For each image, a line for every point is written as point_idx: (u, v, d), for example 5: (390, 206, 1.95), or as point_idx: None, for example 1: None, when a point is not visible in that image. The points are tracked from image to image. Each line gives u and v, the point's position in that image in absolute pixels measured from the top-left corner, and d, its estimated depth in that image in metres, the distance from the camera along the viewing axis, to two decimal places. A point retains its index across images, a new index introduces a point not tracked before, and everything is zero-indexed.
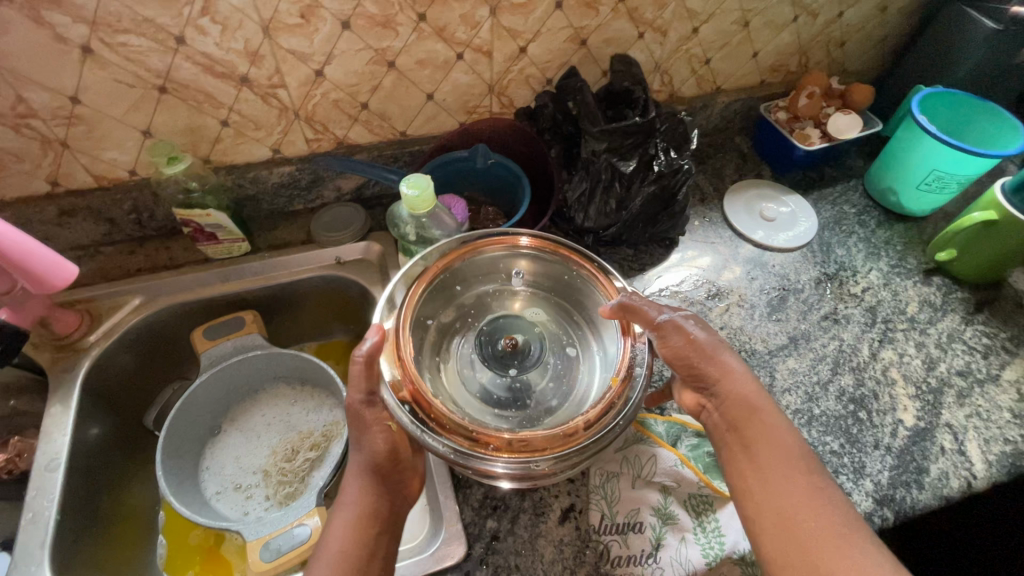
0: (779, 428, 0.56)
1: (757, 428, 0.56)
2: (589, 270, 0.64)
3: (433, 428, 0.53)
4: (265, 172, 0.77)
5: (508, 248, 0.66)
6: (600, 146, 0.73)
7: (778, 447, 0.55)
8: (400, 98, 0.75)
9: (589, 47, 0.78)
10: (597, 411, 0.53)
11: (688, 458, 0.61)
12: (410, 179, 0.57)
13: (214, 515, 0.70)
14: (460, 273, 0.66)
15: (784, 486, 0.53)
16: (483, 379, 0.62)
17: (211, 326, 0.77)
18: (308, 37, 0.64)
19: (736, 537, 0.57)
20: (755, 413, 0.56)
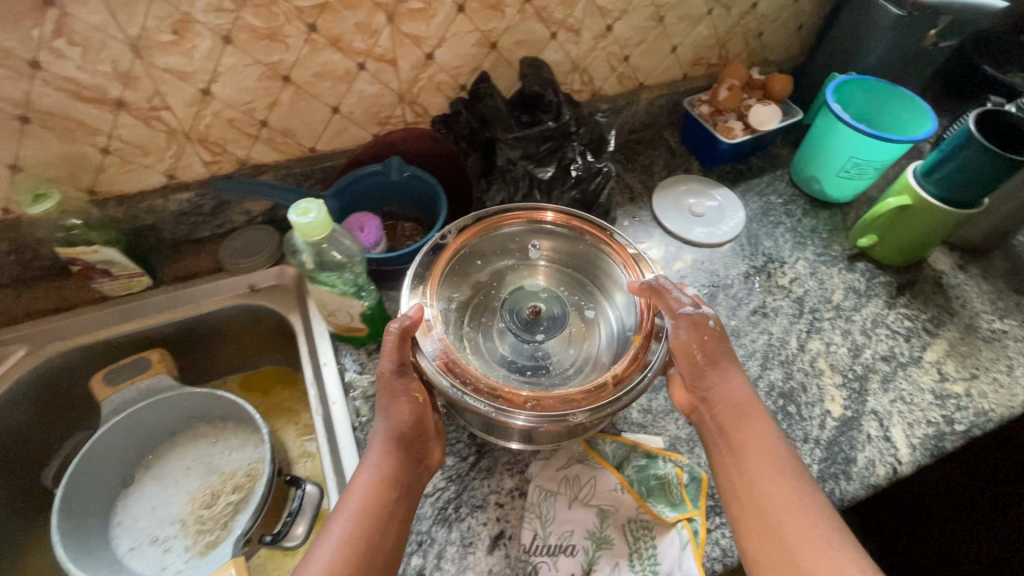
0: (765, 430, 0.55)
1: (749, 434, 0.55)
2: (603, 239, 0.65)
3: (469, 389, 0.53)
4: (161, 200, 0.71)
5: (529, 222, 0.66)
6: (516, 153, 0.71)
7: (763, 449, 0.54)
8: (303, 113, 0.71)
9: (500, 50, 0.75)
10: (625, 367, 0.55)
11: (631, 482, 0.58)
12: (299, 204, 0.53)
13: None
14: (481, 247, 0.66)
15: (770, 488, 0.52)
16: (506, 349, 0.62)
17: (111, 370, 0.72)
18: (185, 54, 0.59)
19: (672, 566, 0.54)
20: (744, 415, 0.56)
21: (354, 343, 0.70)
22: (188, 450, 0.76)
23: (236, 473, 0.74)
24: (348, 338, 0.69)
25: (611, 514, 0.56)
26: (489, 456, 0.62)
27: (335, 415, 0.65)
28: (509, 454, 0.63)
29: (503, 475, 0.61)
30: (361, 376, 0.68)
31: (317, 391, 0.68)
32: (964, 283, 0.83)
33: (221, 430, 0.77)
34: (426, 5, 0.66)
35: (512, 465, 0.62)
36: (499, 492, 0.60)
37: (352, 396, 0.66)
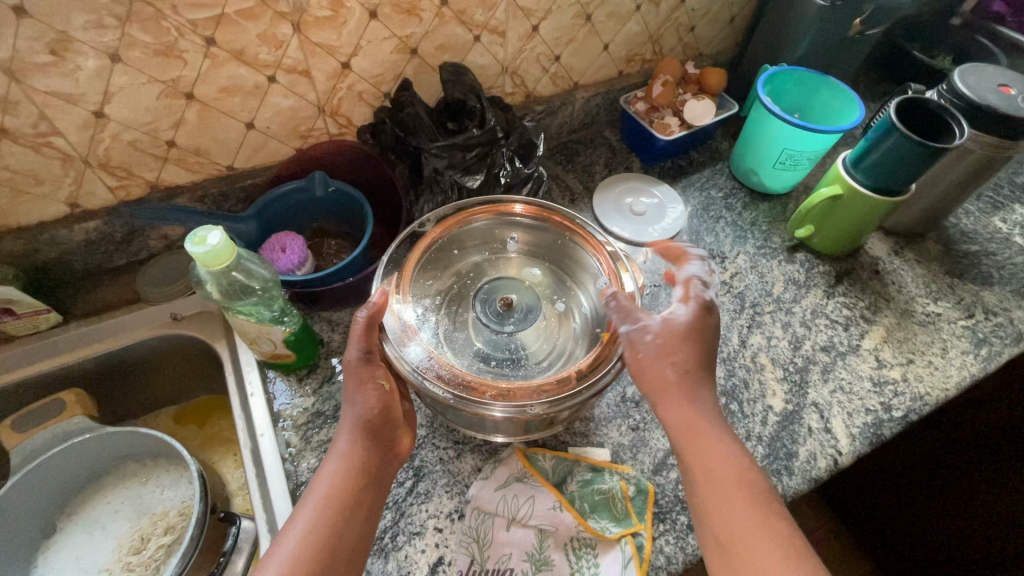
0: (721, 448, 0.49)
1: (704, 451, 0.49)
2: (579, 233, 0.63)
3: (433, 377, 0.52)
4: (65, 231, 0.66)
5: (500, 215, 0.64)
6: (441, 163, 0.68)
7: (723, 472, 0.48)
8: (213, 130, 0.67)
9: (422, 55, 0.73)
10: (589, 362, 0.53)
11: (572, 500, 0.57)
12: (197, 231, 0.50)
13: None
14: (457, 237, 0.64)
15: (725, 514, 0.47)
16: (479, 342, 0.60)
17: (22, 414, 0.66)
18: (69, 75, 0.55)
19: None
20: (697, 436, 0.50)
21: (282, 370, 0.66)
22: (116, 493, 0.71)
23: (168, 513, 0.70)
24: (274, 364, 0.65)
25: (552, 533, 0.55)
26: (427, 479, 0.60)
27: (264, 447, 0.61)
28: (447, 475, 0.61)
29: (442, 497, 0.59)
30: (291, 403, 0.65)
31: (246, 422, 0.65)
32: (899, 268, 0.84)
33: (152, 468, 0.73)
34: (334, 12, 0.63)
35: (450, 487, 0.60)
36: (437, 516, 0.58)
37: (282, 426, 0.63)
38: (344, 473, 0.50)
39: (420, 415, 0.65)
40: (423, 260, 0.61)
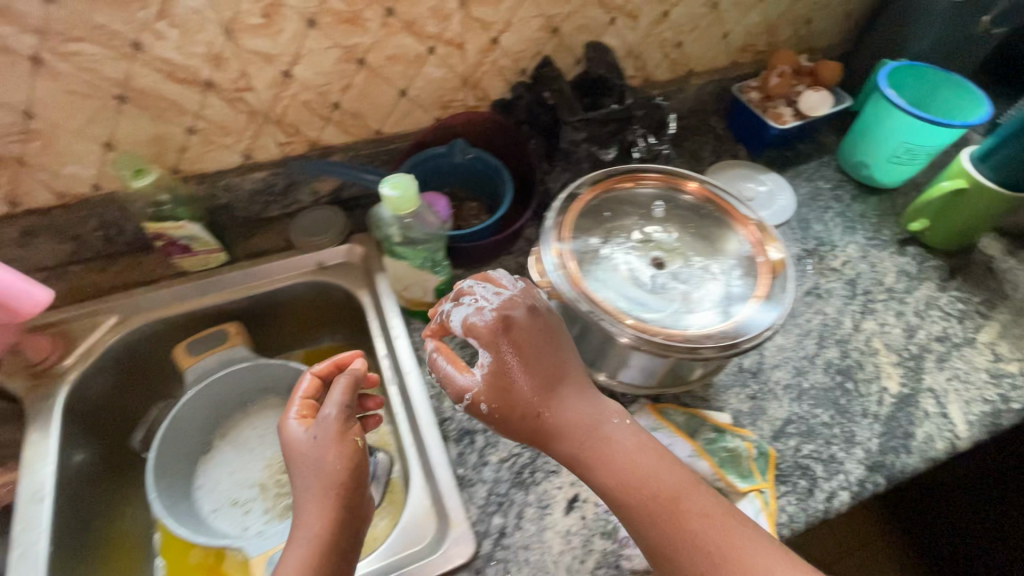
0: (614, 443, 0.50)
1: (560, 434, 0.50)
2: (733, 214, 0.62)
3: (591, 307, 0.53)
4: (237, 179, 0.74)
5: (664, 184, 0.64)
6: (580, 135, 0.72)
7: (638, 469, 0.49)
8: (373, 96, 0.74)
9: (562, 35, 0.77)
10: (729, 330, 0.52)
11: (704, 450, 0.60)
12: (392, 177, 0.56)
13: (213, 533, 0.68)
14: (610, 202, 0.61)
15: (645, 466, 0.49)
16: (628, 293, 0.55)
17: (194, 341, 0.75)
18: (272, 37, 0.62)
19: None
20: (589, 435, 0.50)
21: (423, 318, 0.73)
22: (259, 420, 0.78)
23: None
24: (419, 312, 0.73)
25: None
26: None
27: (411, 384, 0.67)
28: None
29: None
30: None
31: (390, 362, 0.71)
32: (1015, 268, 0.84)
33: (291, 401, 0.80)
34: None
35: None
36: None
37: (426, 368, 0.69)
38: (331, 508, 0.48)
39: None
40: (578, 216, 0.59)
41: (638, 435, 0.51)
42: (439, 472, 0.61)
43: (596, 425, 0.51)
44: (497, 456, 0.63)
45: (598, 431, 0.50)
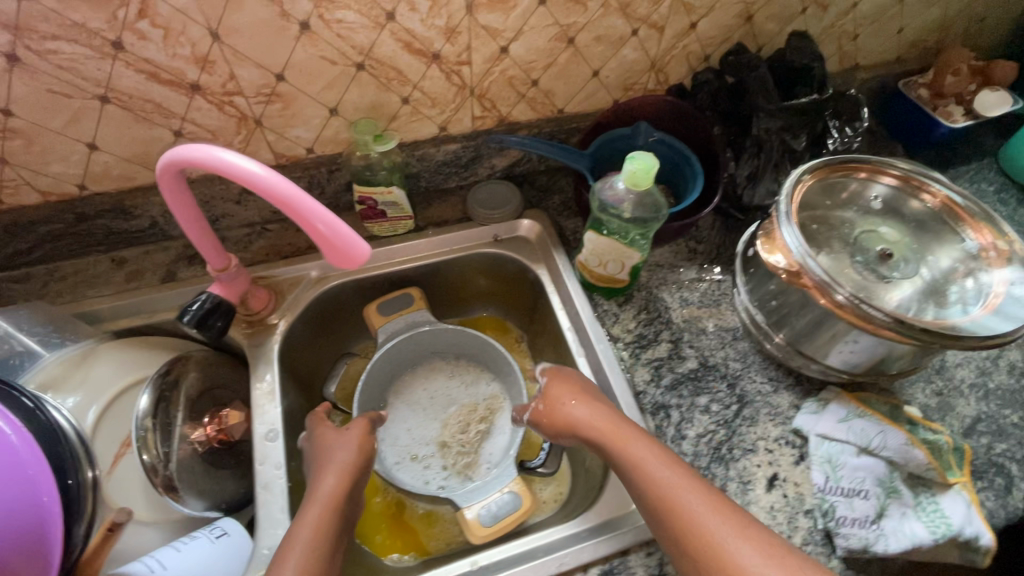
0: (635, 451, 0.56)
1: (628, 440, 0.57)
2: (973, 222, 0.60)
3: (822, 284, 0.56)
4: (431, 149, 0.77)
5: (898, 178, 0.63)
6: (774, 124, 0.73)
7: (648, 472, 0.54)
8: (569, 75, 0.75)
9: (754, 22, 0.77)
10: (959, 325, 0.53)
11: (916, 439, 0.60)
12: (635, 154, 0.57)
13: (401, 483, 0.73)
14: (836, 189, 0.63)
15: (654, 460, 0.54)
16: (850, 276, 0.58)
17: (384, 303, 0.79)
18: (505, 12, 0.64)
19: (962, 521, 0.56)
20: (609, 444, 0.58)
21: (604, 294, 0.75)
22: (431, 382, 0.82)
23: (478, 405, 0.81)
24: (602, 288, 0.74)
25: (899, 466, 0.59)
26: (750, 406, 0.67)
27: (602, 356, 0.71)
28: (769, 406, 0.67)
29: (767, 424, 0.66)
30: (617, 325, 0.73)
31: (574, 334, 0.74)
32: None
33: (458, 365, 0.84)
34: None
35: (773, 416, 0.66)
36: (766, 439, 0.64)
37: (615, 343, 0.72)
38: (324, 505, 0.54)
39: (734, 351, 0.72)
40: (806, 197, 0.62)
41: (654, 448, 0.56)
42: None
43: (622, 432, 0.58)
44: (693, 431, 0.65)
45: (618, 440, 0.57)
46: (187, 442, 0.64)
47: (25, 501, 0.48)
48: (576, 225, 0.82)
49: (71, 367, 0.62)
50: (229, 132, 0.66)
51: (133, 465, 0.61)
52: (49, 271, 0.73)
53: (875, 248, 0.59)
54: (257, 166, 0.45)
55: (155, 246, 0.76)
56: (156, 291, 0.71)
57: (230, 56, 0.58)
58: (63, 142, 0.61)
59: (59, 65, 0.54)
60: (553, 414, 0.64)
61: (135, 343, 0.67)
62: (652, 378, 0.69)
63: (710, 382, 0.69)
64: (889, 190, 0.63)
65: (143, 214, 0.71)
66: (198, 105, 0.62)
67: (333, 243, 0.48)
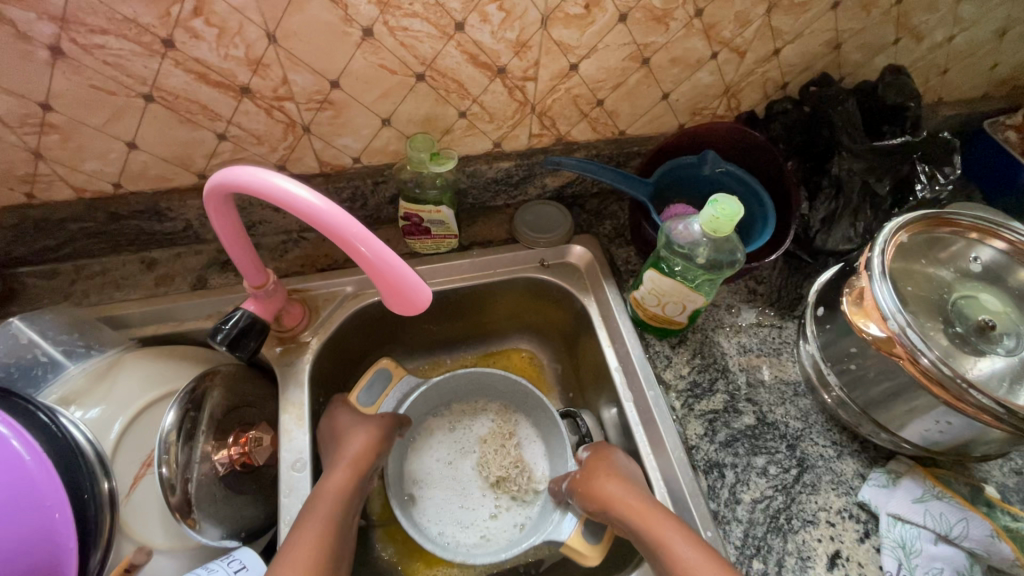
0: (667, 539, 0.53)
1: (651, 522, 0.55)
2: None
3: (911, 357, 0.51)
4: (483, 166, 0.73)
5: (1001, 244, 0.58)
6: (857, 165, 0.68)
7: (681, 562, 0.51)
8: (637, 97, 0.69)
9: (842, 52, 0.71)
10: None
11: (1002, 529, 0.55)
12: (718, 198, 0.53)
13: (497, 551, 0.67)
14: (928, 249, 0.59)
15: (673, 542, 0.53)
16: (940, 341, 0.54)
17: (362, 390, 0.68)
18: (581, 28, 0.59)
19: None
20: (644, 525, 0.55)
21: (657, 334, 0.70)
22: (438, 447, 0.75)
23: (494, 432, 0.75)
24: (654, 328, 0.69)
25: (981, 558, 0.54)
26: (811, 472, 0.62)
27: (653, 404, 0.65)
28: (831, 473, 0.62)
29: (829, 493, 0.61)
30: (670, 370, 0.68)
31: (622, 375, 0.69)
32: None
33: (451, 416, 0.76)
34: None
35: (836, 485, 0.61)
36: (828, 510, 0.60)
37: (667, 391, 0.67)
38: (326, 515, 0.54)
39: (795, 409, 0.66)
40: (896, 250, 0.57)
41: (689, 537, 0.53)
42: (693, 501, 0.60)
43: (656, 514, 0.55)
44: (749, 496, 0.60)
45: (652, 525, 0.54)
46: (210, 464, 0.60)
47: (35, 521, 0.44)
48: (627, 255, 0.78)
49: (95, 379, 0.58)
50: (274, 137, 0.62)
51: (153, 486, 0.57)
52: (78, 268, 0.69)
53: (978, 317, 0.54)
54: (310, 193, 0.40)
55: (188, 249, 0.72)
56: (187, 299, 0.68)
57: (285, 60, 0.54)
58: (102, 140, 0.57)
59: (104, 60, 0.50)
60: (585, 489, 0.61)
61: (162, 353, 0.63)
62: (705, 433, 0.64)
63: (769, 441, 0.64)
64: (998, 255, 0.58)
65: (178, 216, 0.67)
66: (246, 109, 0.58)
67: (385, 276, 0.43)
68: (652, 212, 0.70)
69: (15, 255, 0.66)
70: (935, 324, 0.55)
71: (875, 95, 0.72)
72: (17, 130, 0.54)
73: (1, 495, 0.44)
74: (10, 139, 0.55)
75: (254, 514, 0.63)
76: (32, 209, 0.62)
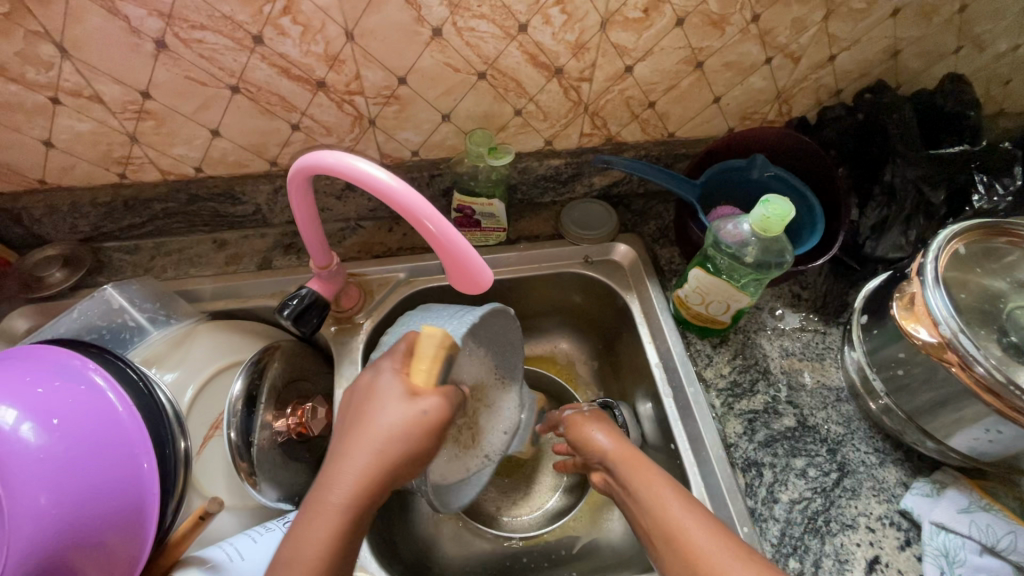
0: (641, 486, 0.52)
1: (641, 470, 0.54)
2: None
3: (963, 363, 0.51)
4: (534, 163, 0.75)
5: None
6: (912, 172, 0.67)
7: (653, 507, 0.50)
8: (689, 99, 0.71)
9: (899, 60, 0.71)
10: None
11: None
12: (769, 198, 0.54)
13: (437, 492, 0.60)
14: (984, 257, 0.58)
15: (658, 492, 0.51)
16: (993, 351, 0.53)
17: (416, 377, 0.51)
18: (639, 32, 0.61)
19: None
20: (627, 470, 0.55)
21: (699, 333, 0.72)
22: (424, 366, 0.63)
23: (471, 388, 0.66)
24: (696, 327, 0.71)
25: None
26: (852, 477, 0.62)
27: (693, 400, 0.66)
28: (873, 479, 0.62)
29: (870, 499, 0.61)
30: (710, 368, 0.69)
31: (662, 371, 0.70)
32: None
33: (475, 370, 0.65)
34: (867, 5, 0.64)
35: (878, 492, 0.61)
36: (868, 516, 0.60)
37: (707, 389, 0.68)
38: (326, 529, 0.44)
39: (837, 414, 0.66)
40: (950, 257, 0.57)
41: (665, 479, 0.53)
42: (731, 497, 0.60)
43: (640, 461, 0.55)
44: (787, 496, 0.61)
45: (641, 470, 0.54)
46: (270, 431, 0.64)
47: (125, 468, 0.49)
48: (670, 255, 0.79)
49: (172, 346, 0.63)
50: (343, 129, 0.66)
51: (220, 448, 0.61)
52: (157, 245, 0.75)
53: None
54: (388, 174, 0.44)
55: (255, 232, 0.77)
56: (254, 277, 0.72)
57: (360, 57, 0.58)
58: (190, 127, 0.62)
59: (201, 54, 0.56)
60: (575, 434, 0.62)
61: (230, 327, 0.68)
62: (744, 432, 0.65)
63: (809, 444, 0.64)
64: None
65: (249, 200, 0.72)
66: (320, 102, 0.62)
67: (449, 254, 0.46)
68: (699, 213, 0.71)
69: (104, 230, 0.72)
70: (988, 333, 0.54)
71: (933, 103, 0.71)
72: (118, 115, 0.60)
73: (98, 441, 0.48)
74: (112, 123, 0.60)
75: (305, 482, 0.67)
76: (123, 189, 0.68)
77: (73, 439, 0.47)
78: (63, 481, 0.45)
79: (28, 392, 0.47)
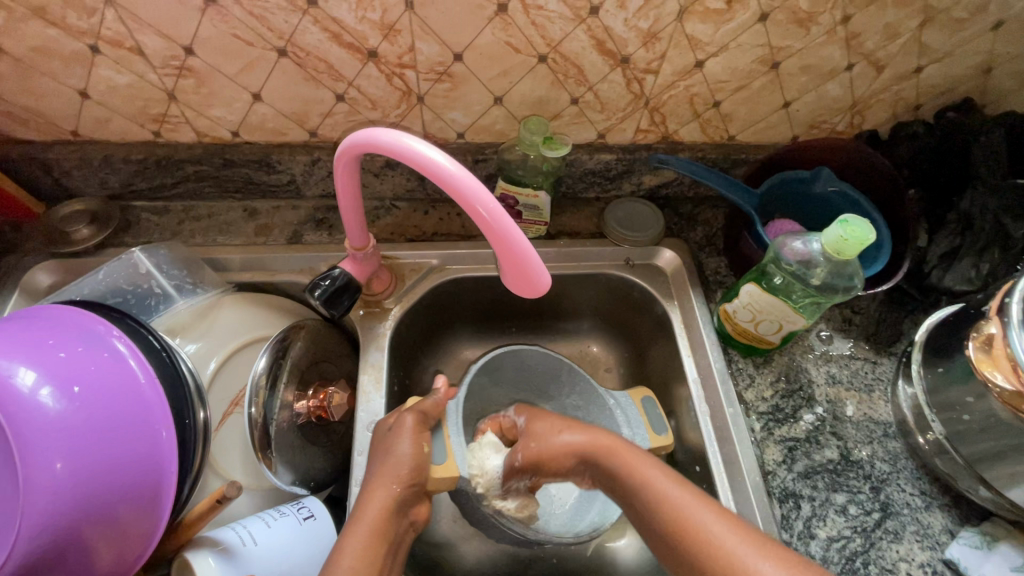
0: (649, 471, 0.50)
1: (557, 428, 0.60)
2: None
3: None
4: (584, 156, 0.71)
5: None
6: (993, 203, 0.63)
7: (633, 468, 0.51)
8: (758, 102, 0.66)
9: (990, 77, 0.65)
10: None
11: None
12: (849, 218, 0.50)
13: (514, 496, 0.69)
14: None
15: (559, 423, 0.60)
16: None
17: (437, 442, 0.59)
18: (718, 24, 0.57)
19: None
20: (615, 465, 0.52)
21: (742, 351, 0.68)
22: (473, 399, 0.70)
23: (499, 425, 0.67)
24: (740, 344, 0.67)
25: None
26: (895, 519, 0.59)
27: (732, 421, 0.63)
28: (917, 524, 0.58)
29: (913, 545, 0.57)
30: (752, 390, 0.66)
31: (700, 387, 0.67)
32: None
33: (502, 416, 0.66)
34: (968, 14, 0.59)
35: (922, 537, 0.58)
36: (910, 562, 0.56)
37: (747, 411, 0.64)
38: (363, 547, 0.47)
39: (882, 450, 0.63)
40: None
41: (665, 471, 0.50)
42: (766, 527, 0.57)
43: (629, 453, 0.52)
44: (825, 533, 0.57)
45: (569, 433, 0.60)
46: (290, 412, 0.62)
47: (145, 442, 0.47)
48: (717, 265, 0.75)
49: (199, 316, 0.62)
50: (389, 104, 0.62)
51: (238, 424, 0.60)
52: (186, 209, 0.73)
53: None
54: (445, 157, 0.41)
55: (286, 203, 0.74)
56: (283, 252, 0.69)
57: (417, 28, 0.55)
58: (232, 89, 0.59)
59: (251, 12, 0.52)
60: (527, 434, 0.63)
61: (257, 300, 0.66)
62: (784, 460, 0.61)
63: (852, 480, 0.60)
64: None
65: (285, 170, 0.69)
66: (368, 73, 0.59)
67: (506, 252, 0.43)
68: (757, 224, 0.67)
69: (134, 188, 0.70)
70: None
71: None
72: (158, 70, 0.57)
73: (120, 412, 0.46)
74: (152, 78, 0.57)
75: (322, 467, 0.65)
76: (156, 147, 0.65)
77: (92, 407, 0.45)
78: (82, 450, 0.43)
79: (50, 355, 0.45)
